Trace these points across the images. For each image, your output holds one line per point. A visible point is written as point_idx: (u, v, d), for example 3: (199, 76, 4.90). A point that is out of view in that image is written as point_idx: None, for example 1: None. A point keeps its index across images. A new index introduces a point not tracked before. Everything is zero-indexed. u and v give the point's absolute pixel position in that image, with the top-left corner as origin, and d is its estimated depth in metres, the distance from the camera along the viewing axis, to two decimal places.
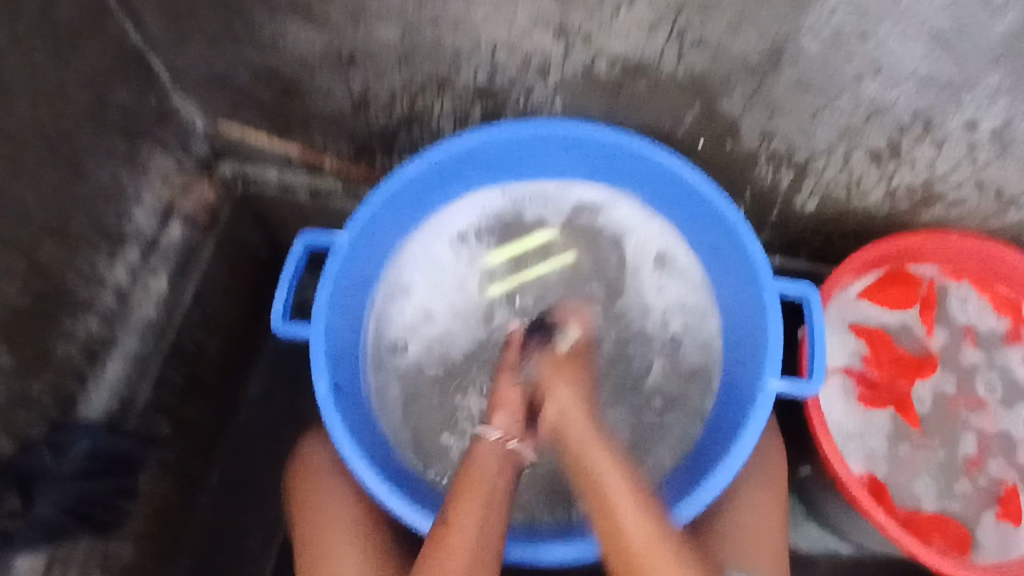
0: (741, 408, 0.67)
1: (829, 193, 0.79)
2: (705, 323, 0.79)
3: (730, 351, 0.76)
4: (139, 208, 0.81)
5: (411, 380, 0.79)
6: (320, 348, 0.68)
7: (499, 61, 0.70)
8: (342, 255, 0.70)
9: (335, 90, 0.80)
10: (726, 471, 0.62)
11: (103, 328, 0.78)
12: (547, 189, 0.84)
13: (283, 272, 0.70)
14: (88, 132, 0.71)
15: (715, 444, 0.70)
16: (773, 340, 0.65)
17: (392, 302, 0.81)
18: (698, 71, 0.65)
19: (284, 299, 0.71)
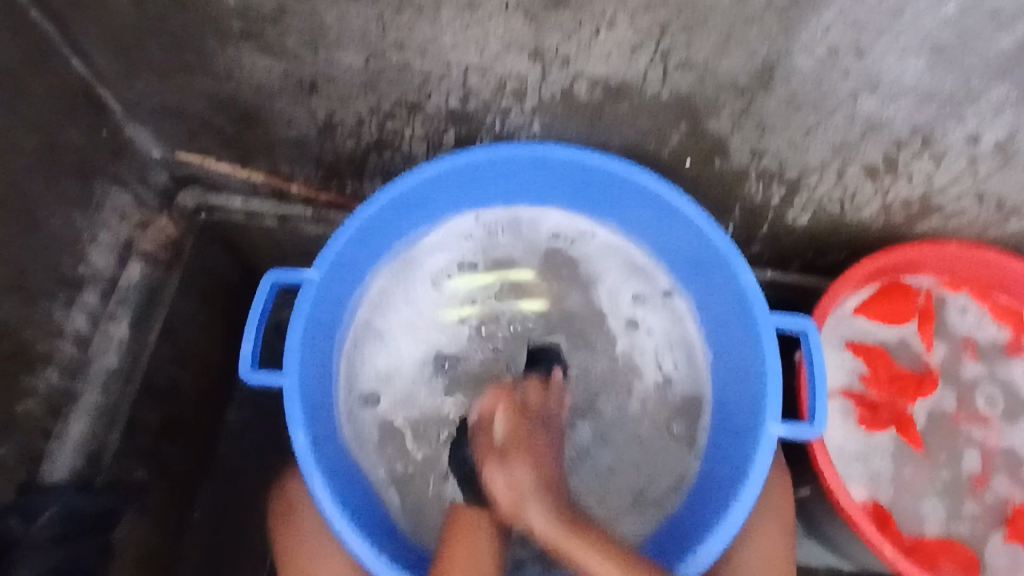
0: (743, 448, 0.64)
1: (823, 208, 0.75)
2: (693, 355, 0.76)
3: (722, 386, 0.73)
4: (95, 249, 0.76)
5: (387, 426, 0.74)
6: (295, 400, 0.62)
7: (471, 85, 0.65)
8: (313, 293, 0.65)
9: (297, 117, 0.75)
10: (732, 523, 0.60)
11: (64, 380, 0.73)
12: (520, 219, 0.80)
13: (251, 312, 0.63)
14: (38, 179, 0.66)
15: (717, 484, 0.68)
16: (774, 376, 0.62)
17: (364, 347, 0.76)
18: (685, 91, 0.61)
19: (253, 345, 0.64)
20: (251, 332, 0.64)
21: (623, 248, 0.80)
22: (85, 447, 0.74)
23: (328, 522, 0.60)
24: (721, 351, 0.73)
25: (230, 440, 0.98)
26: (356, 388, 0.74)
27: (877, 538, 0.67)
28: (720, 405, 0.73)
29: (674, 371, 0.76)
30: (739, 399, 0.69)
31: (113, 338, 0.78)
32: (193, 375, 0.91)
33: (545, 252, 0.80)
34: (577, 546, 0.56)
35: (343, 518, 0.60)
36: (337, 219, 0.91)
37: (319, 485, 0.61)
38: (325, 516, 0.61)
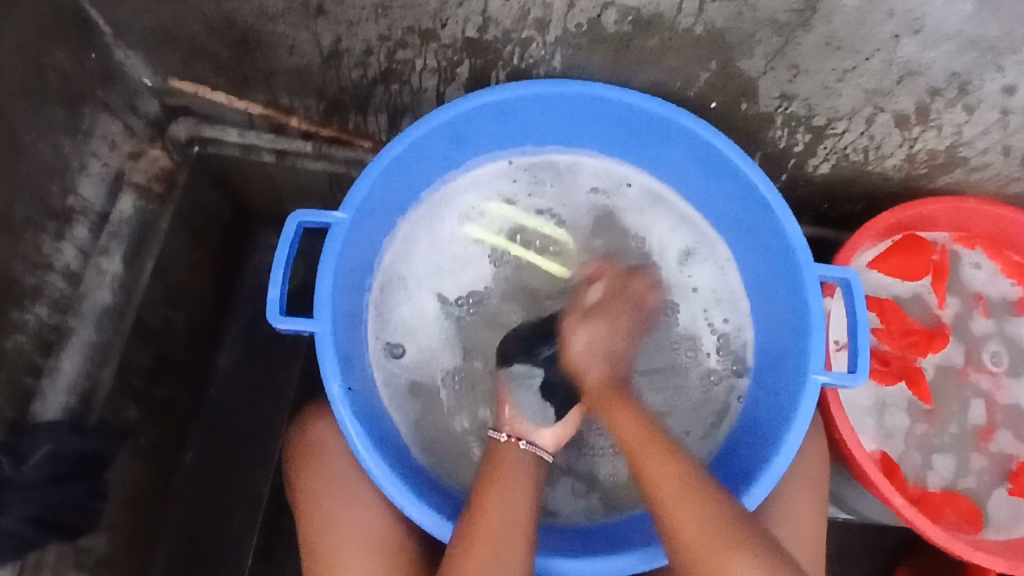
0: (786, 401, 0.63)
1: (845, 157, 0.73)
2: (739, 310, 0.74)
3: (764, 340, 0.71)
4: (86, 179, 0.73)
5: (418, 376, 0.72)
6: (329, 346, 0.59)
7: (492, 13, 0.61)
8: (342, 235, 0.62)
9: (301, 43, 0.70)
10: (778, 472, 0.59)
11: (54, 317, 0.70)
12: (556, 164, 0.77)
13: (277, 260, 0.59)
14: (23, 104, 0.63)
15: (757, 432, 0.67)
16: (817, 327, 0.62)
17: (389, 294, 0.73)
18: (718, 27, 0.58)
19: (281, 289, 0.60)
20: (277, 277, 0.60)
21: (664, 194, 0.77)
22: (78, 384, 0.72)
23: (364, 466, 0.58)
24: (762, 304, 0.71)
25: (223, 382, 0.96)
26: (382, 334, 0.72)
27: (890, 491, 0.67)
28: (760, 361, 0.71)
29: (726, 327, 0.74)
30: (782, 353, 0.67)
31: (106, 273, 0.75)
32: (186, 314, 0.88)
33: (586, 199, 0.77)
34: (650, 457, 0.57)
35: (379, 463, 0.58)
36: (338, 156, 0.86)
37: (354, 431, 0.58)
38: (363, 462, 0.58)
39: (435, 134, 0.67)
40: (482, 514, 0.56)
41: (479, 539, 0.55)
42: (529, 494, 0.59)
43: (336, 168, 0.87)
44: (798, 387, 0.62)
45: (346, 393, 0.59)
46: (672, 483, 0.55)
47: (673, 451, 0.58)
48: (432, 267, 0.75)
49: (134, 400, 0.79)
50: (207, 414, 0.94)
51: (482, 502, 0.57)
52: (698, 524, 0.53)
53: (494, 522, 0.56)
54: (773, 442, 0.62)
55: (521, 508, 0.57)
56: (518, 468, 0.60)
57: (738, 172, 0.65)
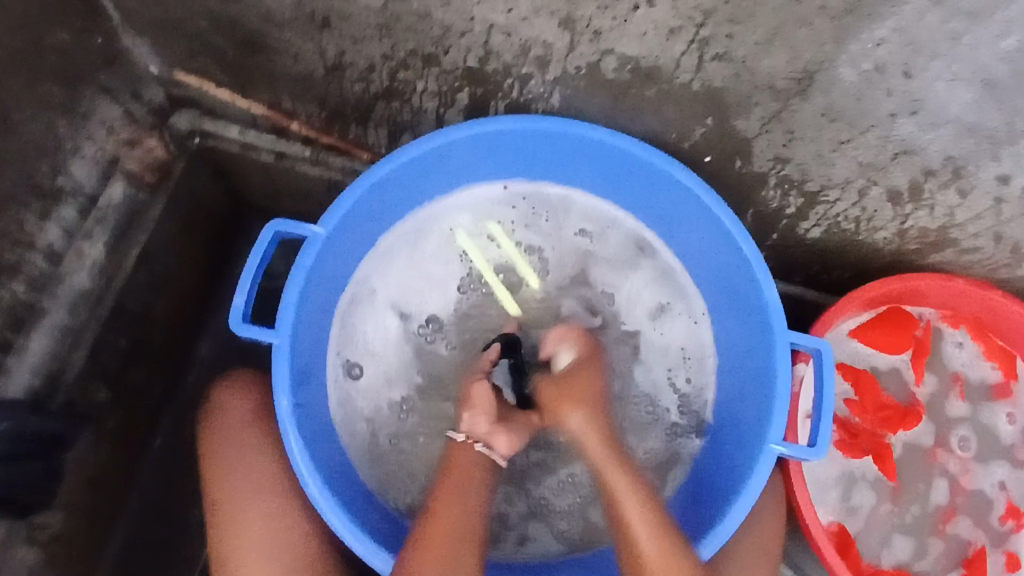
0: (740, 467, 0.63)
1: (836, 225, 0.73)
2: (704, 371, 0.74)
3: (726, 401, 0.71)
4: (78, 161, 0.73)
5: (377, 397, 0.72)
6: (286, 360, 0.59)
7: (493, 45, 0.61)
8: (316, 250, 0.61)
9: (305, 51, 0.70)
10: (720, 537, 0.60)
11: (29, 295, 0.70)
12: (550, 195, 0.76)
13: (247, 267, 0.59)
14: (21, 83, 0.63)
15: (708, 492, 0.67)
16: (781, 397, 0.61)
17: (360, 309, 0.73)
18: (716, 86, 0.58)
19: (247, 296, 0.60)
20: (245, 283, 0.60)
21: (645, 244, 0.76)
22: (46, 365, 0.72)
23: (304, 486, 0.58)
24: (729, 367, 0.71)
25: (199, 371, 0.95)
26: (344, 352, 0.72)
27: (839, 566, 0.66)
28: (722, 422, 0.71)
29: (688, 387, 0.74)
30: (742, 418, 0.67)
31: (87, 257, 0.75)
32: (166, 303, 0.87)
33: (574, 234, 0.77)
34: (618, 480, 0.60)
35: (320, 485, 0.58)
36: (335, 164, 0.86)
37: (299, 451, 0.58)
38: (303, 482, 0.58)
39: (425, 156, 0.66)
40: (435, 513, 0.58)
41: (432, 539, 0.57)
42: (480, 496, 0.61)
43: (332, 175, 0.87)
44: (753, 453, 0.62)
45: (293, 410, 0.59)
46: (629, 492, 0.59)
47: (635, 477, 0.61)
48: (406, 286, 0.75)
49: (105, 384, 0.79)
50: (186, 403, 0.93)
51: (436, 505, 0.59)
52: (660, 545, 0.57)
53: (449, 524, 0.58)
54: (721, 507, 0.62)
55: (472, 513, 0.59)
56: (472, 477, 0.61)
57: (723, 229, 0.65)
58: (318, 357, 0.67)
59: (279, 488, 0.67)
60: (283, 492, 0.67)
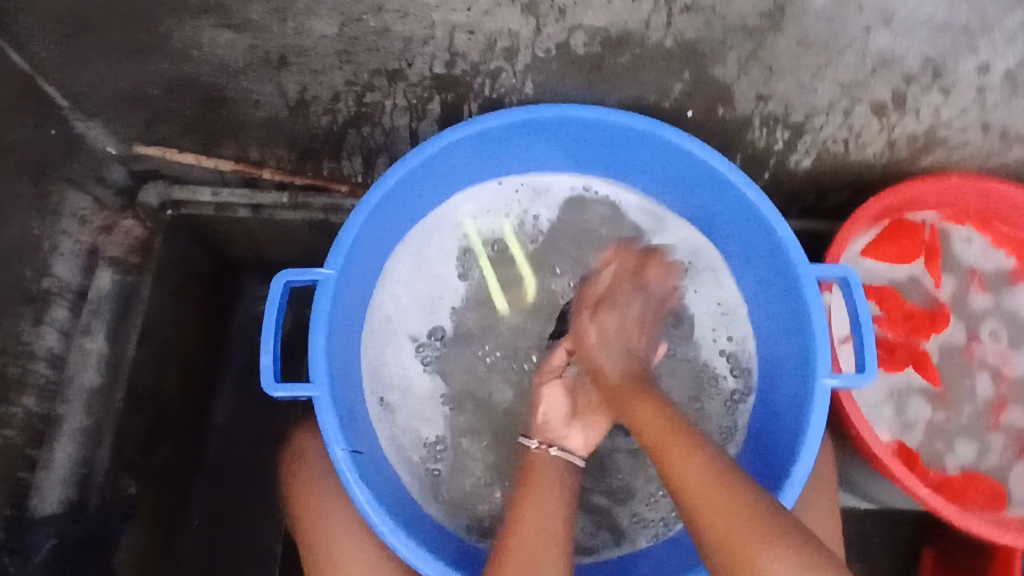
0: (796, 407, 0.63)
1: (825, 150, 0.73)
2: (741, 325, 0.73)
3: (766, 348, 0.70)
4: (59, 258, 0.71)
5: (419, 427, 0.70)
6: (328, 407, 0.58)
7: (458, 47, 0.60)
8: (331, 292, 0.60)
9: (265, 95, 0.69)
10: (797, 482, 0.59)
11: (42, 405, 0.68)
12: (542, 186, 0.76)
13: (267, 326, 0.58)
14: None
15: (772, 440, 0.66)
16: (820, 329, 0.61)
17: (382, 342, 0.71)
18: (689, 38, 0.58)
19: (273, 355, 0.59)
20: (269, 343, 0.59)
21: (653, 205, 0.75)
22: (75, 472, 0.70)
23: (377, 529, 0.56)
24: (762, 313, 0.70)
25: (222, 441, 0.93)
26: (375, 389, 0.70)
27: (914, 482, 0.66)
28: (766, 370, 0.70)
29: (730, 344, 0.73)
30: (786, 358, 0.66)
31: (91, 352, 0.73)
32: (175, 381, 0.84)
33: (576, 218, 0.76)
34: (638, 404, 0.58)
35: (389, 525, 0.57)
36: (316, 203, 0.83)
37: (362, 496, 0.57)
38: (372, 525, 0.57)
39: (415, 174, 0.65)
40: (516, 534, 0.56)
41: (513, 549, 0.55)
42: (560, 502, 0.58)
43: (315, 217, 0.84)
44: (806, 391, 0.61)
45: (347, 457, 0.57)
46: (645, 415, 0.57)
47: (658, 402, 0.58)
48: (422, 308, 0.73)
49: (135, 475, 0.76)
50: (211, 476, 0.91)
51: (517, 525, 0.56)
52: (693, 473, 0.52)
53: (529, 528, 0.56)
54: (790, 451, 0.61)
55: (554, 521, 0.56)
56: (545, 487, 0.59)
57: (723, 179, 0.65)
58: (355, 399, 0.66)
59: (315, 521, 0.65)
60: (319, 525, 0.65)
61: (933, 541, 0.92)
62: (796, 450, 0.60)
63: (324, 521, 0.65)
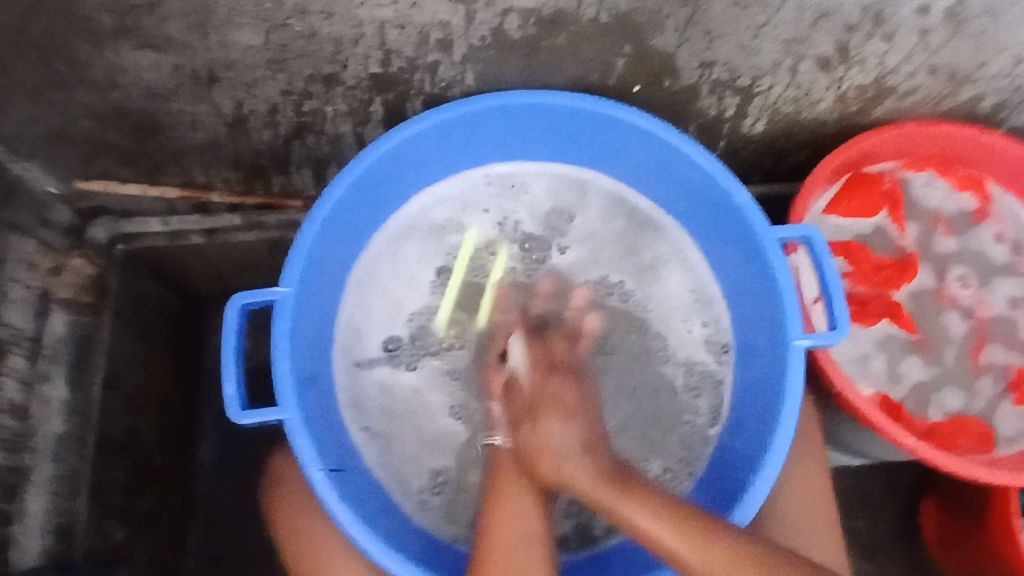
0: (773, 376, 0.62)
1: (777, 111, 0.72)
2: (716, 304, 0.71)
3: (739, 324, 0.69)
4: (10, 307, 0.68)
5: (403, 441, 0.68)
6: (300, 430, 0.56)
7: (391, 43, 0.59)
8: (290, 310, 0.58)
9: (201, 115, 0.67)
10: (784, 449, 0.57)
11: (10, 460, 0.66)
12: (502, 183, 0.75)
13: (227, 354, 0.56)
14: None
15: (752, 415, 0.65)
16: (790, 294, 0.60)
17: (354, 362, 0.69)
18: (623, 10, 0.57)
19: (237, 383, 0.57)
20: (232, 370, 0.57)
21: (616, 198, 0.74)
22: (50, 523, 0.68)
23: (362, 551, 0.54)
24: (734, 293, 0.69)
25: (207, 474, 0.91)
26: (356, 417, 0.68)
27: (895, 429, 0.65)
28: (742, 347, 0.69)
29: (707, 330, 0.71)
30: (760, 331, 0.65)
31: (52, 400, 0.71)
32: (150, 419, 0.82)
33: (542, 214, 0.75)
34: (626, 501, 0.54)
35: (376, 542, 0.55)
36: (270, 221, 0.82)
37: (345, 516, 0.55)
38: (360, 546, 0.55)
39: (363, 180, 0.64)
40: (493, 524, 0.57)
41: (493, 558, 0.55)
42: (534, 497, 0.58)
43: (272, 236, 0.83)
44: (783, 359, 0.60)
45: (327, 478, 0.55)
46: (643, 515, 0.53)
47: (649, 494, 0.55)
48: (389, 320, 0.71)
49: (117, 519, 0.75)
50: (199, 516, 0.89)
51: (493, 514, 0.57)
52: (717, 560, 0.50)
53: (508, 535, 0.56)
54: (771, 423, 0.60)
55: (536, 521, 0.57)
56: (517, 477, 0.59)
57: (679, 153, 0.64)
58: (331, 420, 0.64)
59: (303, 539, 0.64)
60: (310, 543, 0.64)
61: (929, 491, 0.93)
62: (778, 419, 0.59)
63: (315, 536, 0.64)
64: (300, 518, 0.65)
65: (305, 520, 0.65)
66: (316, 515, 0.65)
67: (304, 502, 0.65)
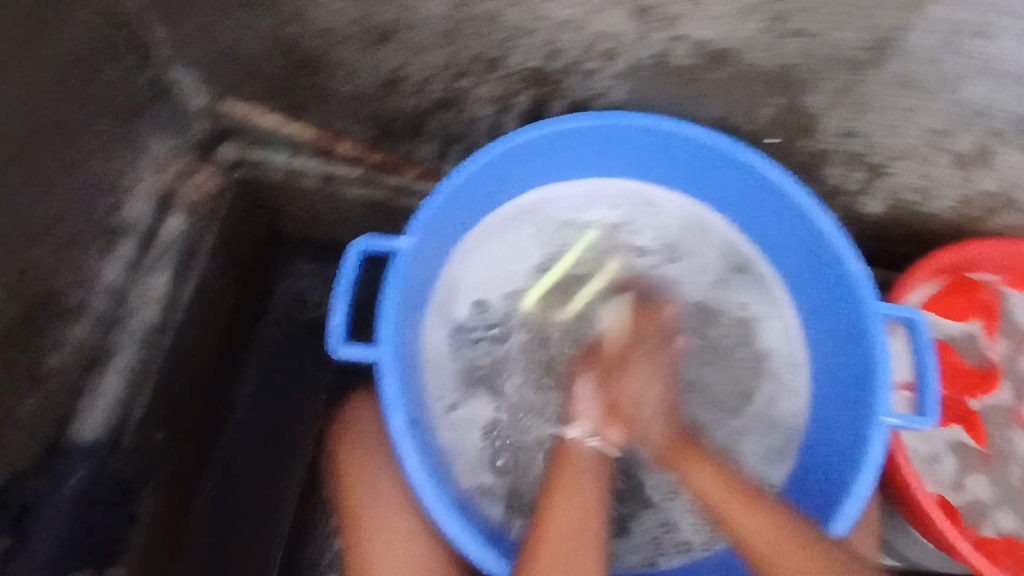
0: (852, 443, 0.63)
1: (898, 197, 0.74)
2: (801, 374, 0.72)
3: (823, 388, 0.70)
4: (133, 199, 0.75)
5: (473, 414, 0.70)
6: (391, 375, 0.58)
7: (561, 42, 0.62)
8: (405, 263, 0.61)
9: (362, 67, 0.71)
10: (853, 513, 0.58)
11: (98, 335, 0.72)
12: (621, 197, 0.77)
13: (340, 288, 0.59)
14: (72, 112, 0.65)
15: (823, 476, 0.66)
16: (885, 368, 0.61)
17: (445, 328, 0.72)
18: (789, 63, 0.59)
19: (342, 317, 0.60)
20: (340, 303, 0.60)
21: (727, 239, 0.76)
22: (118, 405, 0.72)
23: (424, 502, 0.56)
24: (826, 357, 0.70)
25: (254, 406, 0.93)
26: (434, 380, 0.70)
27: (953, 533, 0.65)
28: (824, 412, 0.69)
29: (784, 388, 0.72)
30: (843, 400, 0.66)
31: (152, 290, 0.75)
32: (215, 337, 0.85)
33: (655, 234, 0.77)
34: (691, 464, 0.60)
35: (436, 497, 0.57)
36: (385, 183, 0.86)
37: (414, 465, 0.57)
38: (422, 498, 0.57)
39: (499, 160, 0.67)
40: (551, 521, 0.57)
41: (546, 546, 0.56)
42: (596, 493, 0.59)
43: (379, 197, 0.88)
44: (863, 432, 0.61)
45: (405, 427, 0.58)
46: (707, 479, 0.59)
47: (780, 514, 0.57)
48: (485, 299, 0.74)
49: (169, 421, 0.77)
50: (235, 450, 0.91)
51: (550, 511, 0.58)
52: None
53: (560, 527, 0.56)
54: (843, 486, 0.61)
55: (589, 515, 0.57)
56: (580, 472, 0.60)
57: (802, 210, 0.66)
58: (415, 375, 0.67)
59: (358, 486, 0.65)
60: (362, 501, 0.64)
61: None
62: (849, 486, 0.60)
63: (375, 523, 0.63)
64: (362, 467, 0.66)
65: (365, 469, 0.66)
66: (375, 468, 0.66)
67: (365, 452, 0.67)
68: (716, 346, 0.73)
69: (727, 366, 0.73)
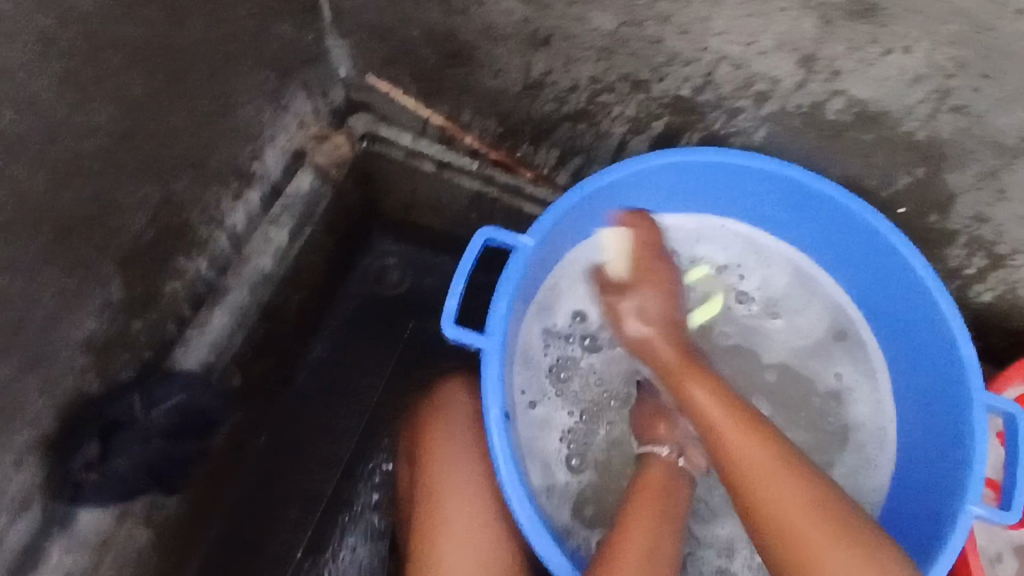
0: (931, 523, 0.63)
1: (1013, 291, 0.73)
2: (886, 448, 0.73)
3: (904, 463, 0.71)
4: (271, 150, 0.78)
5: (555, 417, 0.73)
6: (493, 364, 0.60)
7: (716, 76, 0.63)
8: (524, 260, 0.64)
9: (510, 67, 0.73)
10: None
11: (212, 273, 0.76)
12: (734, 238, 0.78)
13: (459, 272, 0.61)
14: (243, 62, 0.68)
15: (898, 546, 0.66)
16: (981, 457, 0.60)
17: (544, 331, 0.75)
18: (941, 137, 0.59)
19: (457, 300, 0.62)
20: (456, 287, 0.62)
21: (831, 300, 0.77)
22: (219, 341, 0.76)
23: (505, 492, 0.59)
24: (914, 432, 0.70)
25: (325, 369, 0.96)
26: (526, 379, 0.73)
27: None
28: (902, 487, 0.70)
29: (862, 458, 0.73)
30: (926, 479, 0.67)
31: (271, 241, 0.79)
32: (303, 295, 0.88)
33: (761, 282, 0.79)
34: (692, 384, 0.66)
35: (517, 489, 0.59)
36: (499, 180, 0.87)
37: (501, 452, 0.59)
38: (503, 488, 0.59)
39: (628, 179, 0.69)
40: (625, 543, 0.61)
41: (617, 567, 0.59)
42: (669, 523, 0.63)
43: (490, 193, 0.88)
44: (946, 513, 0.61)
45: (500, 416, 0.60)
46: (711, 405, 0.64)
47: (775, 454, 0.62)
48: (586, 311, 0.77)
49: (242, 366, 0.79)
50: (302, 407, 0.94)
51: (625, 535, 0.61)
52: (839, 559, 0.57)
53: (634, 551, 0.60)
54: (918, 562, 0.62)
55: (662, 543, 0.61)
56: (659, 497, 0.64)
57: (918, 283, 0.65)
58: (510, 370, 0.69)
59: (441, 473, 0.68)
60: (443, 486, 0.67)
61: None
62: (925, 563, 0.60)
63: (450, 515, 0.66)
64: (446, 454, 0.69)
65: (449, 456, 0.69)
66: (459, 457, 0.69)
67: (452, 440, 0.70)
68: (801, 406, 0.75)
69: (808, 425, 0.75)
